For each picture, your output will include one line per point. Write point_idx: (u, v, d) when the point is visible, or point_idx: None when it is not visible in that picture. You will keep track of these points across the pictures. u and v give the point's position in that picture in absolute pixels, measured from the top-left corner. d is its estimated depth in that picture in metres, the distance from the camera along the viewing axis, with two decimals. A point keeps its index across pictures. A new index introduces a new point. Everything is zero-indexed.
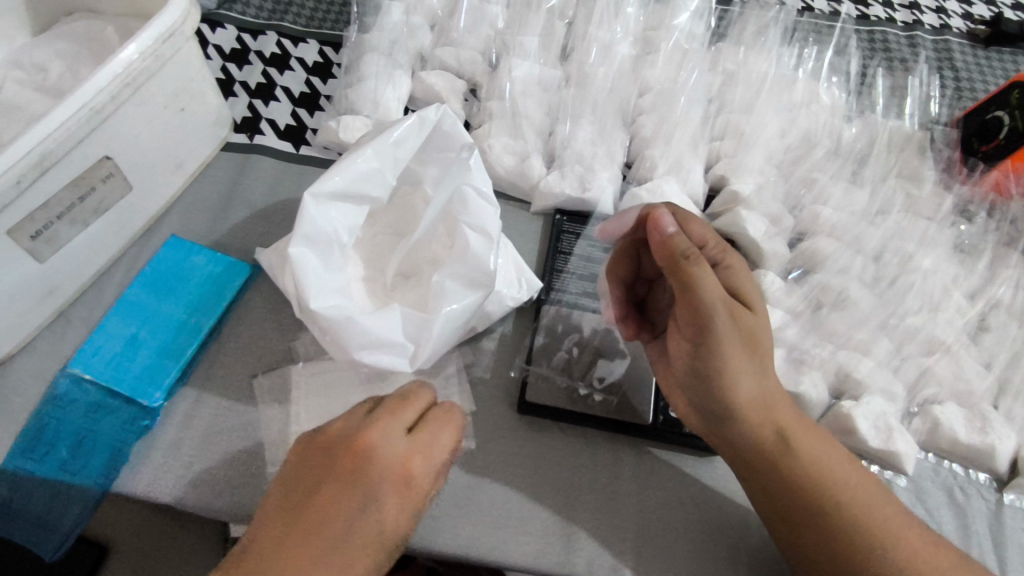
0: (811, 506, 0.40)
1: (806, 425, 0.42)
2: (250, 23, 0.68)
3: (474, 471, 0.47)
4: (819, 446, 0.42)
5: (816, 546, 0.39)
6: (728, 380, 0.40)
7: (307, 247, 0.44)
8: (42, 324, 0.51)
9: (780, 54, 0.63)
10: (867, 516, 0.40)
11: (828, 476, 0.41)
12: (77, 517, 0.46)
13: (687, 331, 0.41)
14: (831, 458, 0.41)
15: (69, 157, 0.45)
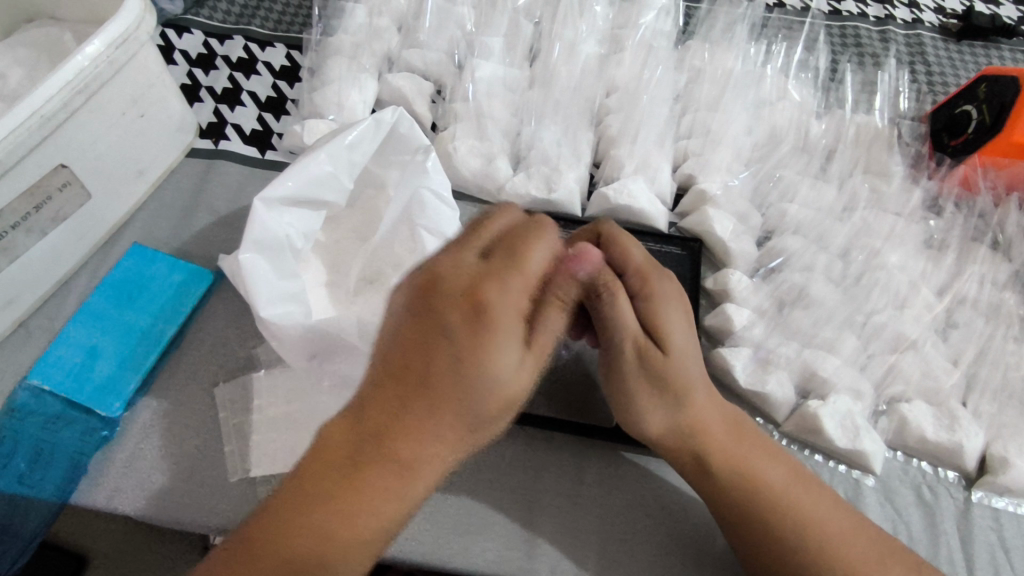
0: (744, 526, 0.40)
1: (738, 440, 0.41)
2: (216, 27, 0.67)
3: (438, 478, 0.46)
4: (752, 462, 0.41)
5: (747, 555, 0.40)
6: (637, 414, 0.41)
7: (257, 252, 0.43)
8: (1, 335, 0.50)
9: (748, 50, 0.62)
10: (809, 529, 0.39)
11: (752, 494, 0.40)
12: (36, 527, 0.46)
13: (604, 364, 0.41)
14: (762, 473, 0.40)
15: (22, 166, 0.45)
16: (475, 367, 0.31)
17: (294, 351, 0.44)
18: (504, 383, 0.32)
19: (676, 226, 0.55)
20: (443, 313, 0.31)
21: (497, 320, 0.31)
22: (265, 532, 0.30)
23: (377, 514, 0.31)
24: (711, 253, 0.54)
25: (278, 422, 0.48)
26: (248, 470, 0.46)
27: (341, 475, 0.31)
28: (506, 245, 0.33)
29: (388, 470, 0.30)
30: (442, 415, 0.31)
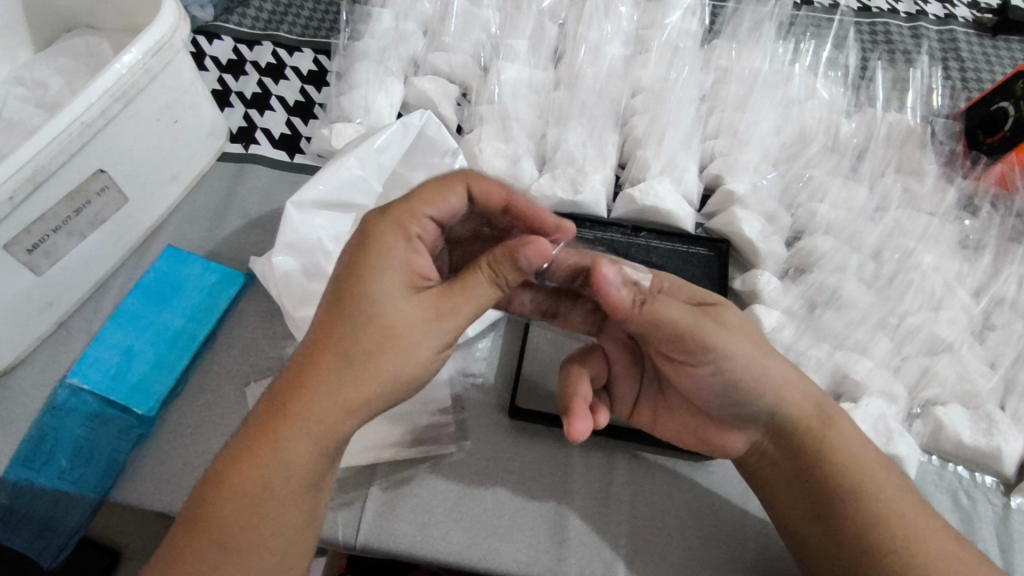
0: (851, 483, 0.40)
1: (815, 420, 0.41)
2: (246, 33, 0.69)
3: (465, 479, 0.47)
4: (830, 440, 0.41)
5: (855, 533, 0.39)
6: (753, 369, 0.40)
7: (289, 254, 0.45)
8: (42, 335, 0.52)
9: (776, 49, 0.61)
10: (864, 501, 0.39)
11: (818, 482, 0.40)
12: (74, 525, 0.47)
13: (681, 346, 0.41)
14: (860, 445, 0.41)
15: (63, 171, 0.46)
16: (327, 346, 0.34)
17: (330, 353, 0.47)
18: (365, 367, 0.34)
19: (703, 226, 0.56)
20: (336, 277, 0.36)
21: (376, 272, 0.35)
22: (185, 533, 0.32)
23: (276, 478, 0.33)
24: (739, 253, 0.54)
25: None
26: None
27: (236, 446, 0.33)
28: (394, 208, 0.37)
29: (274, 422, 0.33)
30: (317, 387, 0.33)
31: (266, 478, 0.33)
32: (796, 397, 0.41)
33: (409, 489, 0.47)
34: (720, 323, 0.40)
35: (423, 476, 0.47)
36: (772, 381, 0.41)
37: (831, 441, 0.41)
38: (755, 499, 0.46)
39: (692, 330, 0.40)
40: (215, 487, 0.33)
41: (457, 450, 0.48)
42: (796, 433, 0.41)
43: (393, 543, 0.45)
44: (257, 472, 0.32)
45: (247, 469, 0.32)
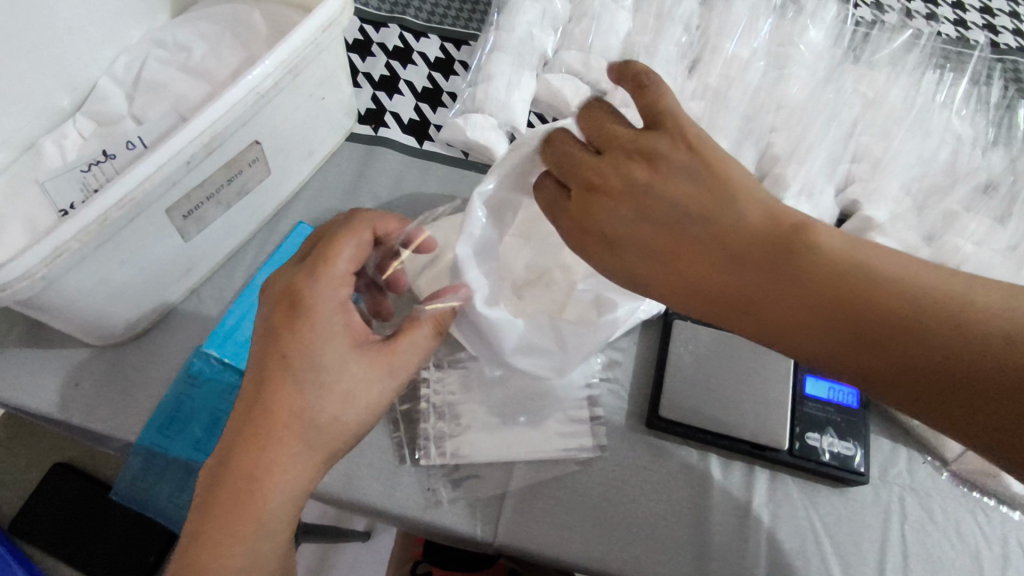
0: (884, 310, 0.32)
1: (814, 287, 0.33)
2: (373, 14, 0.68)
3: (604, 483, 0.47)
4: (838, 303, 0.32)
5: (890, 342, 0.32)
6: (728, 229, 0.35)
7: (471, 248, 0.44)
8: (177, 301, 0.52)
9: (915, 79, 0.61)
10: (897, 308, 0.32)
11: (891, 343, 0.32)
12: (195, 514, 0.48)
13: (665, 208, 0.36)
14: (855, 252, 0.34)
15: (229, 140, 0.45)
16: (307, 347, 0.39)
17: (484, 342, 0.47)
18: (334, 392, 0.39)
19: None
20: (276, 337, 0.39)
21: (276, 319, 0.40)
22: (225, 513, 0.36)
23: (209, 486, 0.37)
24: None
25: (445, 414, 0.49)
26: (419, 461, 0.47)
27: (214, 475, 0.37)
28: (333, 260, 0.41)
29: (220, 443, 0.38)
30: (314, 384, 0.38)
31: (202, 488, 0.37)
32: (752, 234, 0.34)
33: (548, 490, 0.46)
34: (649, 158, 0.36)
35: (561, 479, 0.47)
36: (730, 276, 0.34)
37: (834, 270, 0.33)
38: (895, 530, 0.46)
39: (666, 277, 0.36)
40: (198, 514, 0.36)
41: (595, 456, 0.48)
42: (825, 295, 0.33)
43: (533, 543, 0.45)
44: (290, 448, 0.37)
45: (277, 447, 0.37)
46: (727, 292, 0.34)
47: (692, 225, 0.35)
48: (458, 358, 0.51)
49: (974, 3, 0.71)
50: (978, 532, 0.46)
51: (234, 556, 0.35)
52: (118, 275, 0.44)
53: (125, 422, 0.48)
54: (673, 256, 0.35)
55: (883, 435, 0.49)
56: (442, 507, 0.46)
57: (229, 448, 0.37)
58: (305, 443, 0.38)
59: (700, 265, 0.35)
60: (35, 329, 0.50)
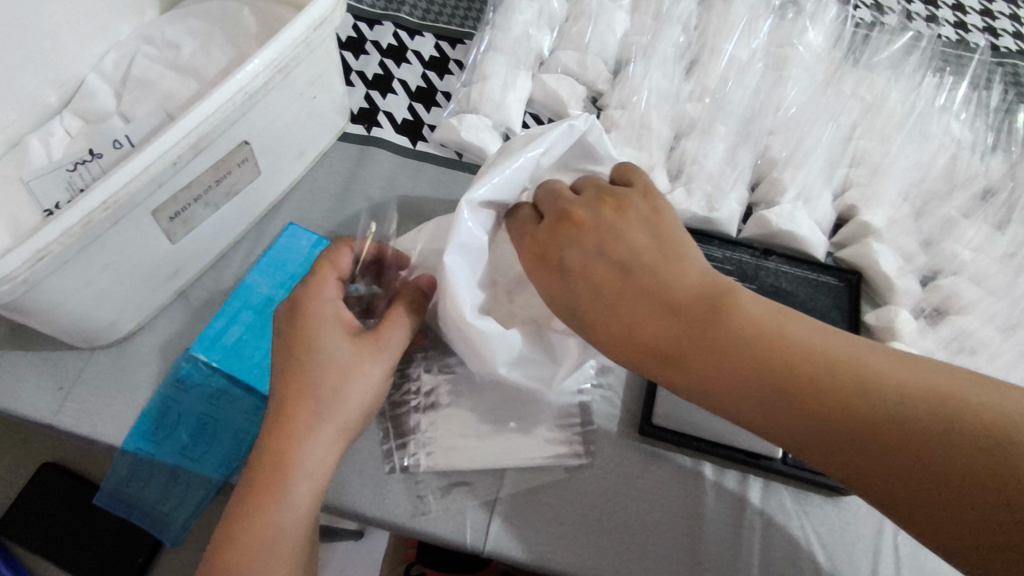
0: (804, 368, 0.33)
1: (748, 345, 0.34)
2: (367, 11, 0.67)
3: (595, 492, 0.46)
4: (767, 366, 0.33)
5: (813, 398, 0.32)
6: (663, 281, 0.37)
7: (461, 257, 0.44)
8: (164, 303, 0.51)
9: (913, 84, 0.60)
10: (816, 370, 0.32)
11: (803, 398, 0.32)
12: (185, 519, 0.47)
13: (611, 258, 0.39)
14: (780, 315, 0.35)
15: (217, 141, 0.44)
16: (309, 332, 0.41)
17: (473, 356, 0.45)
18: (330, 367, 0.40)
19: (832, 256, 0.55)
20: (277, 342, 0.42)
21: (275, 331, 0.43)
22: (264, 477, 0.38)
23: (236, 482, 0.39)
24: (870, 288, 0.53)
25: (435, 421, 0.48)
26: (408, 468, 0.46)
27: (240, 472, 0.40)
28: (320, 267, 0.44)
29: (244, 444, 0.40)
30: (314, 364, 0.40)
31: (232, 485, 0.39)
32: (691, 287, 0.37)
33: (540, 499, 0.46)
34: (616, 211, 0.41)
35: (553, 487, 0.46)
36: (668, 329, 0.36)
37: (758, 326, 0.34)
38: (888, 540, 0.46)
39: (601, 316, 0.38)
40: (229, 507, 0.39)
41: (588, 464, 0.47)
42: (749, 348, 0.34)
43: (523, 552, 0.44)
44: (303, 420, 0.39)
45: (295, 415, 0.39)
46: (661, 346, 0.36)
47: (639, 272, 0.38)
48: (449, 363, 0.50)
49: (974, 6, 0.70)
50: None
51: (256, 537, 0.37)
52: (103, 278, 0.43)
53: (108, 426, 0.47)
54: (621, 300, 0.37)
55: None
56: (431, 515, 0.45)
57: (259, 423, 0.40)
58: (317, 417, 0.39)
59: (635, 307, 0.37)
60: (19, 331, 0.50)
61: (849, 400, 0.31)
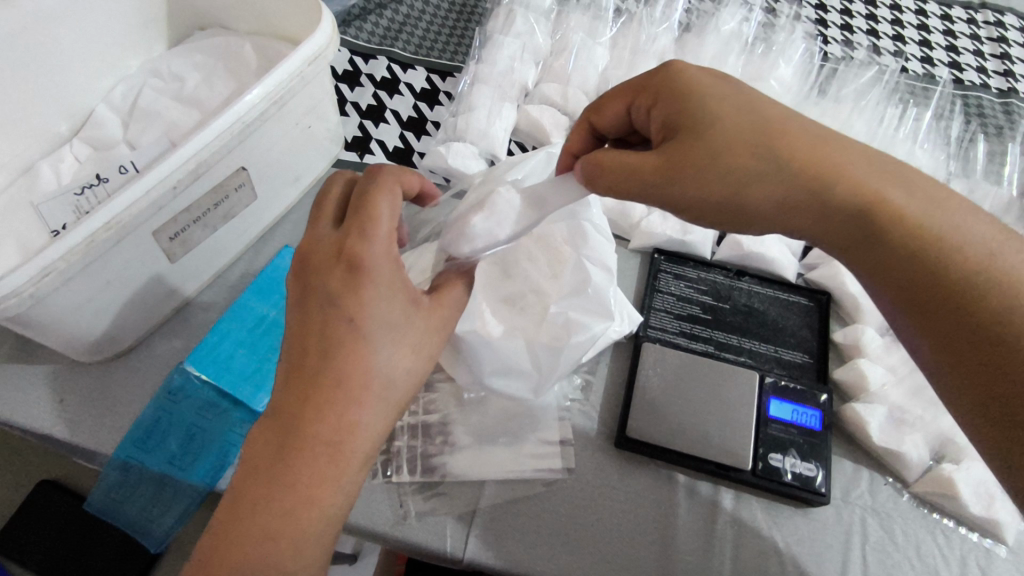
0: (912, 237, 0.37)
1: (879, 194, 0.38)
2: (362, 46, 0.71)
3: (572, 501, 0.48)
4: (897, 208, 0.38)
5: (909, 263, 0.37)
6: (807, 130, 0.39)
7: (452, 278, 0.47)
8: (162, 320, 0.53)
9: (880, 115, 0.64)
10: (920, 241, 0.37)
11: (907, 257, 0.37)
12: (166, 527, 0.50)
13: (751, 107, 0.39)
14: (906, 188, 0.39)
15: (216, 166, 0.47)
16: (378, 298, 0.37)
17: (464, 367, 0.49)
18: (396, 342, 0.37)
19: (802, 277, 0.60)
20: (335, 300, 0.36)
21: (327, 285, 0.37)
22: (317, 473, 0.34)
23: (267, 483, 0.34)
24: (838, 307, 0.58)
25: (419, 432, 0.50)
26: (391, 477, 0.48)
27: (267, 470, 0.34)
28: (377, 218, 0.38)
29: (285, 427, 0.35)
30: (376, 342, 0.36)
31: (254, 486, 0.34)
32: (833, 144, 0.39)
33: (518, 508, 0.47)
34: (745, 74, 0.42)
35: (530, 496, 0.48)
36: (817, 149, 0.38)
37: (877, 196, 0.38)
38: (856, 549, 0.47)
39: (751, 149, 0.38)
40: (254, 508, 0.34)
41: (565, 474, 0.49)
42: (860, 213, 0.38)
43: (500, 559, 0.46)
44: (365, 407, 0.36)
45: (360, 402, 0.36)
46: (814, 167, 0.38)
47: (790, 126, 0.39)
48: (434, 377, 0.52)
49: (940, 41, 0.74)
50: (937, 552, 0.47)
51: (290, 545, 0.34)
52: (103, 295, 0.46)
53: (105, 436, 0.49)
54: (777, 139, 0.38)
55: (845, 457, 0.51)
56: (412, 523, 0.47)
57: (303, 409, 0.35)
58: (380, 404, 0.37)
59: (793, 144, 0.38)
60: (23, 345, 0.52)
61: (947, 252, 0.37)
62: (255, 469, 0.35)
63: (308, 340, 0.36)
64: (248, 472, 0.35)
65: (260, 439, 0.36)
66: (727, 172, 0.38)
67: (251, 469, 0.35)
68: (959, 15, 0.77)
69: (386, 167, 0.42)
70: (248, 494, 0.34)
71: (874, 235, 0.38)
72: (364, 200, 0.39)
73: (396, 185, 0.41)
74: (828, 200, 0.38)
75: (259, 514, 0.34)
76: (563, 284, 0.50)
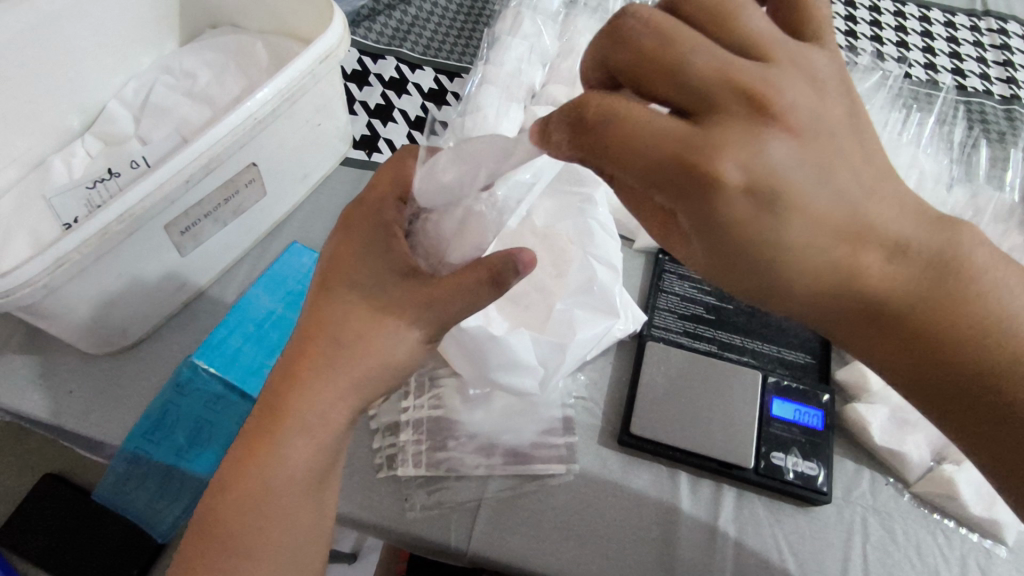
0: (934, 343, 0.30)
1: (898, 290, 0.29)
2: (371, 46, 0.72)
3: (575, 497, 0.48)
4: (927, 316, 0.30)
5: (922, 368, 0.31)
6: (800, 201, 0.27)
7: None
8: (171, 313, 0.54)
9: (884, 120, 0.65)
10: (945, 345, 0.30)
11: (917, 357, 0.31)
12: (178, 509, 0.52)
13: (717, 148, 0.26)
14: (934, 277, 0.29)
15: (228, 162, 0.48)
16: (372, 279, 0.42)
17: (471, 362, 0.49)
18: (377, 316, 0.41)
19: None
20: (336, 280, 0.43)
21: (334, 267, 0.43)
22: (298, 425, 0.40)
23: (261, 432, 0.40)
24: None
25: (424, 427, 0.50)
26: (396, 471, 0.48)
27: (263, 420, 0.40)
28: (365, 197, 0.45)
29: (281, 383, 0.41)
30: (353, 309, 0.41)
31: (252, 433, 0.40)
32: (837, 225, 0.28)
33: (522, 503, 0.48)
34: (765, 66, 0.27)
35: (534, 492, 0.48)
36: (812, 246, 0.28)
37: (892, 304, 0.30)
38: (858, 548, 0.47)
39: (717, 245, 0.29)
40: (249, 452, 0.39)
41: (568, 470, 0.49)
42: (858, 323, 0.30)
43: (504, 554, 0.46)
44: (330, 368, 0.41)
45: (342, 366, 0.41)
46: (813, 264, 0.29)
47: (784, 181, 0.27)
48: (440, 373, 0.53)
49: (943, 48, 0.75)
50: (938, 552, 0.48)
51: (269, 486, 0.39)
52: (115, 287, 0.46)
53: (114, 427, 0.50)
54: (767, 210, 0.27)
55: (847, 457, 0.51)
56: (416, 517, 0.47)
57: (295, 369, 0.41)
58: (346, 368, 0.41)
59: (775, 220, 0.27)
60: (33, 336, 0.53)
61: (970, 347, 0.30)
62: (256, 418, 0.41)
63: (314, 310, 0.42)
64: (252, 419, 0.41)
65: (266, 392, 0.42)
66: (700, 244, 0.29)
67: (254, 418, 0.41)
68: (962, 22, 0.78)
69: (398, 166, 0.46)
70: (245, 437, 0.40)
71: (883, 335, 0.31)
72: (376, 197, 0.44)
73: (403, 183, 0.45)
74: (836, 299, 0.30)
75: (251, 457, 0.39)
76: (570, 282, 0.51)
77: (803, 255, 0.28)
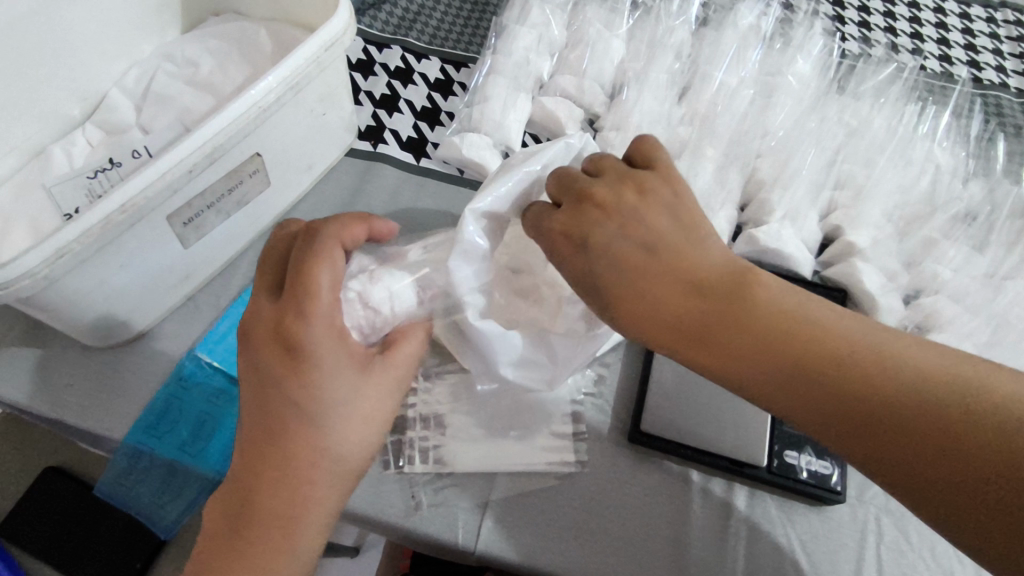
0: (820, 381, 0.33)
1: (774, 339, 0.34)
2: (377, 35, 0.71)
3: (585, 494, 0.47)
4: (799, 339, 0.33)
5: (865, 415, 0.31)
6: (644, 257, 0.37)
7: (461, 264, 0.45)
8: (173, 306, 0.53)
9: (900, 112, 0.64)
10: (855, 390, 0.32)
11: (863, 399, 0.32)
12: (176, 511, 0.51)
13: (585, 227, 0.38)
14: (786, 313, 0.34)
15: (231, 152, 0.47)
16: (327, 377, 0.39)
17: (479, 359, 0.48)
18: (349, 418, 0.39)
19: (818, 273, 0.57)
20: (279, 383, 0.38)
21: (273, 373, 0.38)
22: (280, 541, 0.37)
23: (234, 560, 0.37)
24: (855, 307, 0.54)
25: (431, 423, 0.50)
26: (402, 468, 0.47)
27: (232, 545, 0.37)
28: (316, 293, 0.38)
29: (243, 506, 0.37)
30: (325, 418, 0.39)
31: (221, 562, 0.37)
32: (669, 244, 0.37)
33: (532, 500, 0.47)
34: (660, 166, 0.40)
35: (544, 489, 0.47)
36: (670, 265, 0.36)
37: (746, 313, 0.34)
38: (872, 548, 0.47)
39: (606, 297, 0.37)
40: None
41: (578, 468, 0.48)
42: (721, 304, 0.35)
43: (512, 552, 0.45)
44: (316, 484, 0.38)
45: (315, 474, 0.38)
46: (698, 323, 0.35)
47: (648, 265, 0.36)
48: (447, 368, 0.52)
49: (959, 39, 0.74)
50: (953, 552, 0.47)
51: None
52: (117, 279, 0.45)
53: (116, 421, 0.49)
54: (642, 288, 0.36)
55: None
56: (423, 514, 0.46)
57: (256, 489, 0.37)
58: (323, 476, 0.38)
59: (645, 308, 0.36)
60: (33, 328, 0.52)
61: (841, 349, 0.33)
62: (220, 545, 0.37)
63: (259, 417, 0.38)
64: (212, 547, 0.38)
65: (220, 514, 0.38)
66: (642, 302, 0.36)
67: (216, 546, 0.37)
68: (978, 13, 0.77)
69: (313, 236, 0.41)
70: (214, 565, 0.37)
71: (800, 361, 0.33)
72: (297, 282, 0.39)
73: (333, 259, 0.40)
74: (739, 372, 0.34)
75: None
76: None
77: (801, 328, 0.34)
